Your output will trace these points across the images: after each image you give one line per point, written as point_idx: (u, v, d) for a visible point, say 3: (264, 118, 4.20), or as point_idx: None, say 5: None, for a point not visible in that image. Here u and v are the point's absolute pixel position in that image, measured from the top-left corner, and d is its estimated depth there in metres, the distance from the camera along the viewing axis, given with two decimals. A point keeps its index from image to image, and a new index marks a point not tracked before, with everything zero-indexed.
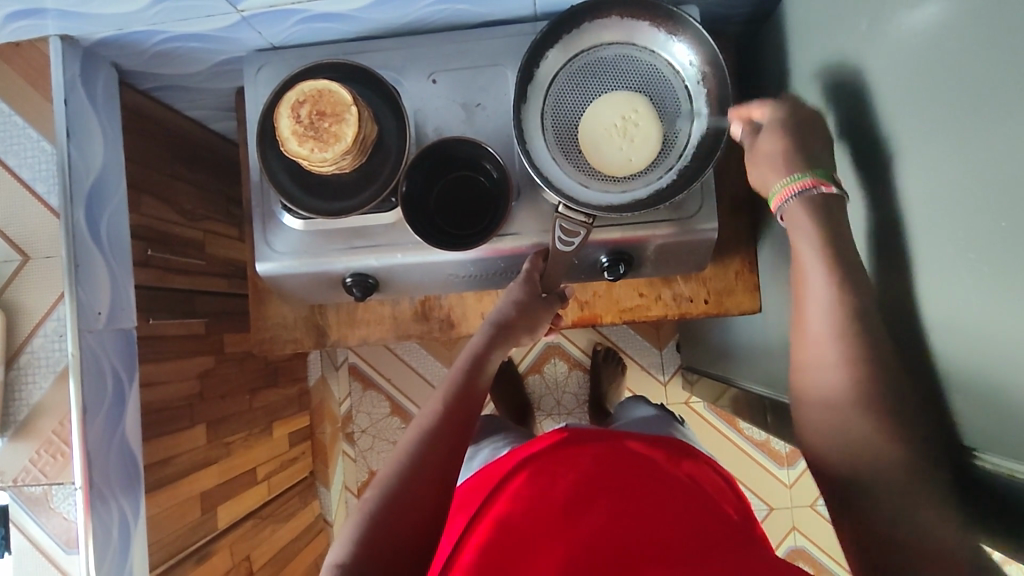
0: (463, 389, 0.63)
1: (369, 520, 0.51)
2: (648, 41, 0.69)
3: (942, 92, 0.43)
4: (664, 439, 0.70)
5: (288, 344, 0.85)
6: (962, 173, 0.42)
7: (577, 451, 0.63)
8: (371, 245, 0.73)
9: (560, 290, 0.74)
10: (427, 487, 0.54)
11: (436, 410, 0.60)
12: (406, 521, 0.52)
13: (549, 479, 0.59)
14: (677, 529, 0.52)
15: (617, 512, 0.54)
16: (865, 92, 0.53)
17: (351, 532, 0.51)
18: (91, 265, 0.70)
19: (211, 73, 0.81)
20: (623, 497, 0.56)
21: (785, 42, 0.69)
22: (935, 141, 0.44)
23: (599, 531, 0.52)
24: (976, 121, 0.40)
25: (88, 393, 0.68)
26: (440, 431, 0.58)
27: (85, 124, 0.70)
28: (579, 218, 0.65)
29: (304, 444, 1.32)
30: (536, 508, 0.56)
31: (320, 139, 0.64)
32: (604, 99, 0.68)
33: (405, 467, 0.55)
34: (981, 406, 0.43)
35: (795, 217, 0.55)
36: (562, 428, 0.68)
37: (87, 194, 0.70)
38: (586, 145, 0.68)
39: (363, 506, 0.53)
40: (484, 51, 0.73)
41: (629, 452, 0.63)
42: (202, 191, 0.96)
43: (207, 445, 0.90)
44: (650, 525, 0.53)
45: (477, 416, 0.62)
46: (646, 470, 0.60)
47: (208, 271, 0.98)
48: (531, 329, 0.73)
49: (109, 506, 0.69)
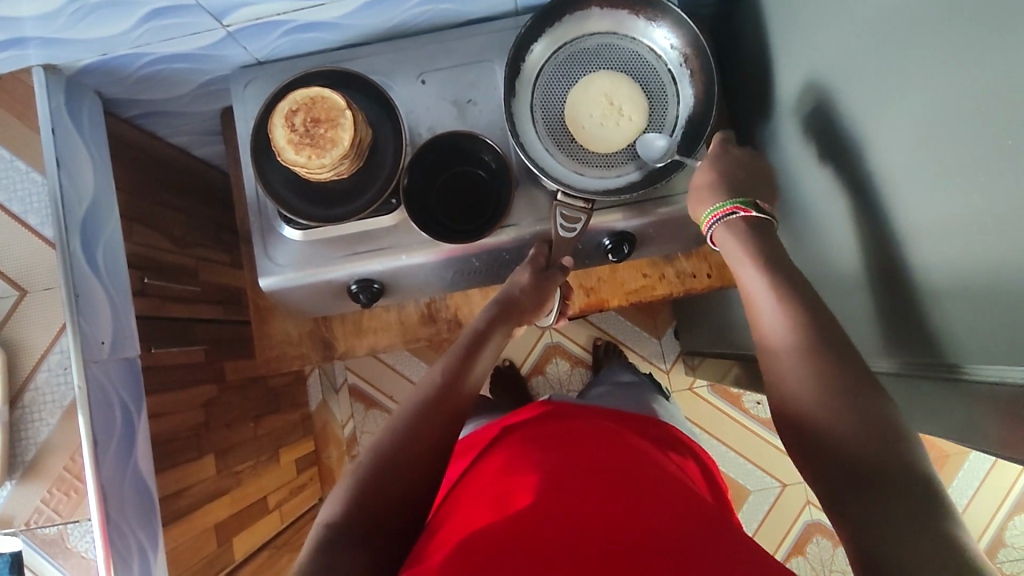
0: (463, 358, 0.63)
1: (366, 475, 0.51)
2: (630, 29, 0.71)
3: (911, 38, 0.47)
4: (647, 423, 0.72)
5: (296, 360, 0.84)
6: (943, 108, 0.45)
7: (562, 434, 0.62)
8: (375, 249, 0.73)
9: (561, 263, 0.72)
10: (417, 461, 0.53)
11: (431, 384, 0.59)
12: (400, 480, 0.52)
13: (530, 451, 0.58)
14: (651, 495, 0.51)
15: (592, 478, 0.52)
16: (850, 46, 0.55)
17: (345, 489, 0.51)
18: (92, 294, 0.68)
19: (196, 95, 0.81)
20: (600, 468, 0.54)
21: (760, 14, 0.71)
22: (917, 83, 0.47)
23: (582, 467, 0.54)
24: (956, 57, 0.42)
25: (97, 427, 0.66)
26: (436, 406, 0.57)
27: (73, 152, 0.69)
28: (578, 204, 0.68)
29: (311, 471, 1.29)
30: (517, 458, 0.57)
31: (317, 146, 0.65)
32: (592, 87, 0.70)
33: (404, 428, 0.55)
34: (1001, 333, 0.43)
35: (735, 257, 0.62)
36: (547, 407, 0.71)
37: (82, 222, 0.69)
38: (570, 115, 0.70)
39: (359, 463, 0.53)
40: (470, 49, 0.74)
41: (606, 426, 0.65)
42: (192, 218, 0.95)
43: (217, 475, 0.89)
44: (629, 470, 0.54)
45: (473, 397, 0.61)
46: (622, 438, 0.62)
47: (204, 298, 0.96)
48: (540, 305, 0.72)
49: (127, 541, 0.67)
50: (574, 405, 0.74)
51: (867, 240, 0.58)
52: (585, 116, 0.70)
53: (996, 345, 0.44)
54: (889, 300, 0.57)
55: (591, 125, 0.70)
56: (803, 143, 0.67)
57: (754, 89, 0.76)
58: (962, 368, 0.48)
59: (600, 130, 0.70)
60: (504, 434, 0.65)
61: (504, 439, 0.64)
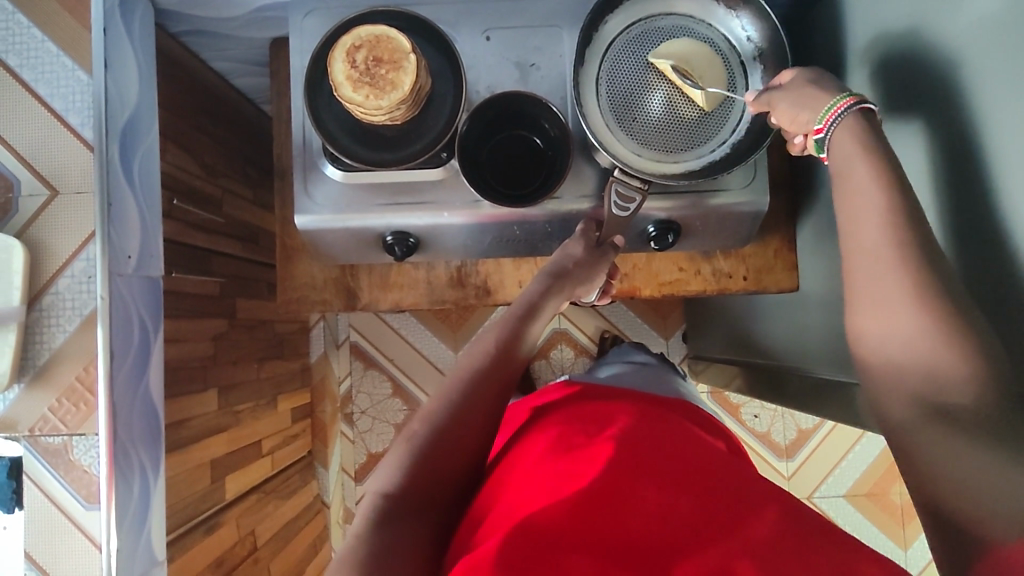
0: (513, 336, 0.61)
1: (421, 451, 0.51)
2: (706, 15, 0.69)
3: (1012, 59, 0.46)
4: (690, 407, 0.71)
5: (317, 305, 0.82)
6: None
7: (596, 418, 0.63)
8: (418, 201, 0.72)
9: (614, 241, 0.70)
10: (469, 436, 0.54)
11: (478, 359, 0.58)
12: (450, 459, 0.52)
13: (571, 435, 0.59)
14: (693, 487, 0.52)
15: (633, 467, 0.53)
16: (933, 66, 0.55)
17: (400, 464, 0.51)
18: (124, 208, 0.66)
19: (250, 20, 0.78)
20: (633, 455, 0.55)
21: (840, 20, 0.70)
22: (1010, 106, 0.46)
23: (624, 452, 0.55)
24: None
25: (115, 340, 0.64)
26: (488, 379, 0.57)
27: (122, 56, 0.67)
28: (635, 184, 0.66)
29: (305, 422, 1.28)
30: (559, 441, 0.58)
31: (376, 86, 0.63)
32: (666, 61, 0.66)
33: (455, 404, 0.54)
34: None
35: (843, 149, 0.53)
36: (584, 387, 0.72)
37: (123, 130, 0.66)
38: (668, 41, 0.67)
39: (413, 439, 0.52)
40: (541, 11, 0.72)
41: (644, 407, 0.66)
42: (223, 147, 0.93)
43: (218, 411, 0.88)
44: (669, 459, 0.55)
45: (520, 374, 0.60)
46: (661, 421, 0.63)
47: (226, 231, 0.94)
48: (589, 281, 0.69)
49: (132, 464, 0.65)
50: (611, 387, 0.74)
51: None
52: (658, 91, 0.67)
53: None
54: None
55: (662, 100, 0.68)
56: None
57: None
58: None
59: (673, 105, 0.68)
60: (543, 414, 0.66)
61: (539, 421, 0.65)
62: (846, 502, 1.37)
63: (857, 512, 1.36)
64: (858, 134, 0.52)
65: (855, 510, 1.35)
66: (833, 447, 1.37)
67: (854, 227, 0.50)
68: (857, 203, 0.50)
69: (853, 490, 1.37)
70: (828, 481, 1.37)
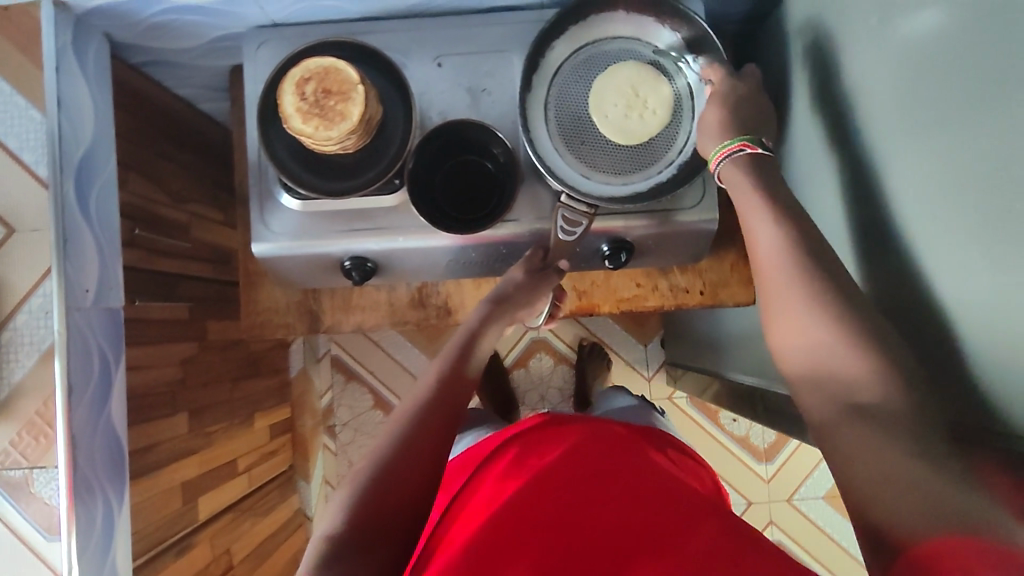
0: (456, 368, 0.63)
1: (365, 489, 0.51)
2: (652, 38, 0.69)
3: (931, 83, 0.47)
4: (651, 431, 0.72)
5: (280, 329, 0.83)
6: (957, 161, 0.45)
7: (555, 447, 0.63)
8: (373, 227, 0.72)
9: (557, 264, 0.72)
10: (416, 471, 0.53)
11: (428, 390, 0.60)
12: (399, 489, 0.51)
13: (529, 471, 0.59)
14: (648, 525, 0.52)
15: (587, 511, 0.53)
16: (867, 92, 0.56)
17: (344, 504, 0.51)
18: (81, 242, 0.67)
19: (207, 49, 0.79)
20: (582, 476, 0.57)
21: (788, 39, 0.70)
22: (928, 130, 0.48)
23: (579, 492, 0.55)
24: (976, 111, 0.43)
25: (75, 372, 0.65)
26: (433, 413, 0.57)
27: (75, 93, 0.68)
28: (581, 209, 0.67)
29: (285, 437, 1.29)
30: (518, 479, 0.58)
31: (325, 117, 0.64)
32: (604, 87, 0.68)
33: (400, 440, 0.54)
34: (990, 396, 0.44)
35: (733, 179, 0.59)
36: (546, 414, 0.72)
37: (78, 166, 0.67)
38: (636, 62, 0.69)
39: (356, 478, 0.52)
40: (491, 37, 0.73)
41: (608, 432, 0.66)
42: (190, 172, 0.94)
43: (187, 435, 0.88)
44: (625, 493, 0.55)
45: (467, 401, 0.61)
46: (622, 447, 0.63)
47: (195, 255, 0.96)
48: (531, 303, 0.72)
49: (95, 496, 0.67)
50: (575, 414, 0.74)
51: (864, 280, 0.59)
52: (607, 114, 0.68)
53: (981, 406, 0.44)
54: None
55: (614, 124, 0.68)
56: (815, 177, 0.67)
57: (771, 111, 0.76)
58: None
59: (627, 126, 0.68)
60: (504, 445, 0.66)
61: (499, 453, 0.65)
62: (826, 504, 1.37)
63: (837, 514, 1.37)
64: (743, 177, 0.58)
65: (835, 512, 1.36)
66: (812, 450, 1.38)
67: (773, 240, 0.53)
68: (766, 230, 0.54)
69: (833, 491, 1.38)
70: (808, 483, 1.38)
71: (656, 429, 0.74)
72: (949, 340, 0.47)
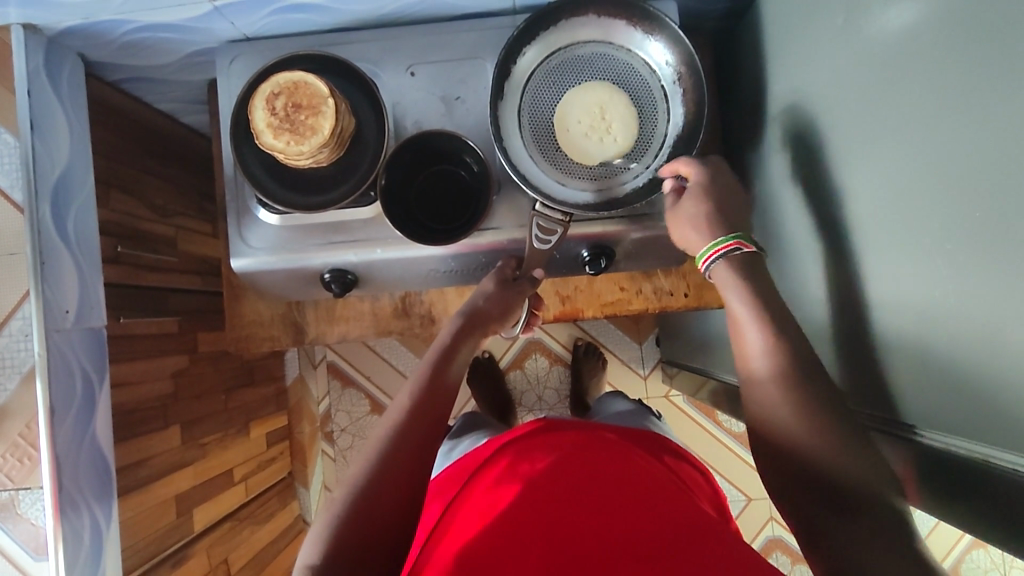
0: (433, 384, 0.62)
1: (343, 515, 0.50)
2: (625, 40, 0.69)
3: (903, 81, 0.46)
4: (647, 434, 0.70)
5: (266, 341, 0.84)
6: (928, 163, 0.43)
7: (547, 452, 0.61)
8: (351, 240, 0.72)
9: (531, 274, 0.72)
10: (394, 495, 0.52)
11: (405, 406, 0.59)
12: (378, 512, 0.51)
13: (519, 479, 0.57)
14: (643, 528, 0.50)
15: (578, 517, 0.51)
16: (839, 91, 0.55)
17: (323, 532, 0.50)
18: (59, 262, 0.68)
19: (183, 65, 0.79)
20: (557, 478, 0.55)
21: (763, 37, 0.69)
22: (900, 129, 0.47)
23: (570, 498, 0.53)
24: (946, 113, 0.41)
25: (57, 395, 0.66)
26: (408, 433, 0.56)
27: (49, 115, 0.68)
28: (556, 217, 0.66)
29: (282, 444, 1.30)
30: (508, 490, 0.56)
31: (296, 132, 0.63)
32: (564, 110, 0.68)
33: (378, 462, 0.53)
34: (969, 403, 0.43)
35: (722, 277, 0.60)
36: (540, 420, 0.70)
37: (54, 188, 0.68)
38: (608, 83, 0.68)
39: (334, 504, 0.52)
40: (463, 44, 0.72)
41: (603, 437, 0.64)
42: (174, 186, 0.94)
43: (181, 447, 0.88)
44: (617, 496, 0.53)
45: (447, 417, 0.61)
46: (616, 452, 0.61)
47: (181, 268, 0.96)
48: (507, 315, 0.73)
49: (81, 514, 0.67)
50: (569, 420, 0.72)
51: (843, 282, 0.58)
52: (579, 135, 0.67)
53: (963, 413, 0.43)
54: (853, 348, 0.56)
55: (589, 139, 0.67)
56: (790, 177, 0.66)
57: (749, 109, 0.75)
58: (918, 432, 0.49)
59: (600, 139, 0.67)
60: (494, 454, 0.64)
61: (490, 462, 0.63)
62: None
63: None
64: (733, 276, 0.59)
65: None
66: None
67: (743, 300, 0.57)
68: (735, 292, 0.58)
69: None
70: None
71: (655, 433, 0.72)
72: (924, 342, 0.46)
